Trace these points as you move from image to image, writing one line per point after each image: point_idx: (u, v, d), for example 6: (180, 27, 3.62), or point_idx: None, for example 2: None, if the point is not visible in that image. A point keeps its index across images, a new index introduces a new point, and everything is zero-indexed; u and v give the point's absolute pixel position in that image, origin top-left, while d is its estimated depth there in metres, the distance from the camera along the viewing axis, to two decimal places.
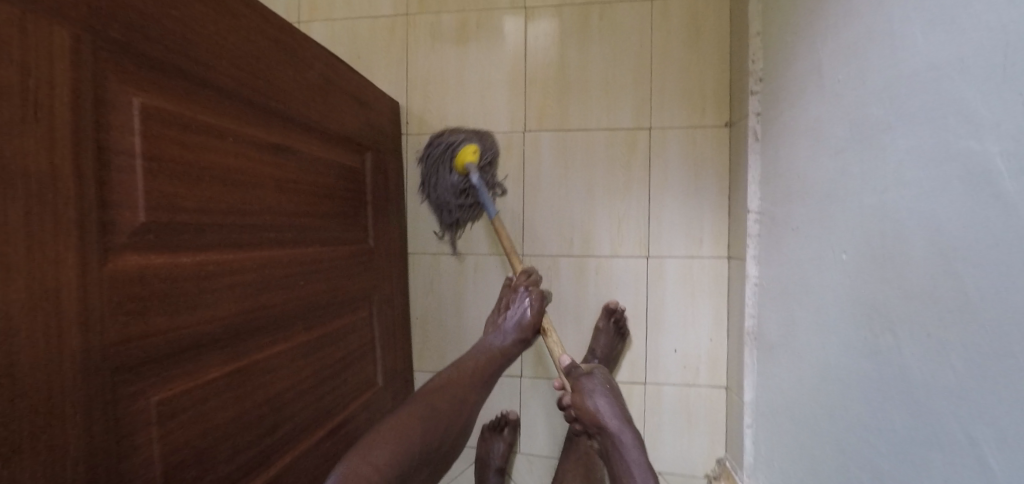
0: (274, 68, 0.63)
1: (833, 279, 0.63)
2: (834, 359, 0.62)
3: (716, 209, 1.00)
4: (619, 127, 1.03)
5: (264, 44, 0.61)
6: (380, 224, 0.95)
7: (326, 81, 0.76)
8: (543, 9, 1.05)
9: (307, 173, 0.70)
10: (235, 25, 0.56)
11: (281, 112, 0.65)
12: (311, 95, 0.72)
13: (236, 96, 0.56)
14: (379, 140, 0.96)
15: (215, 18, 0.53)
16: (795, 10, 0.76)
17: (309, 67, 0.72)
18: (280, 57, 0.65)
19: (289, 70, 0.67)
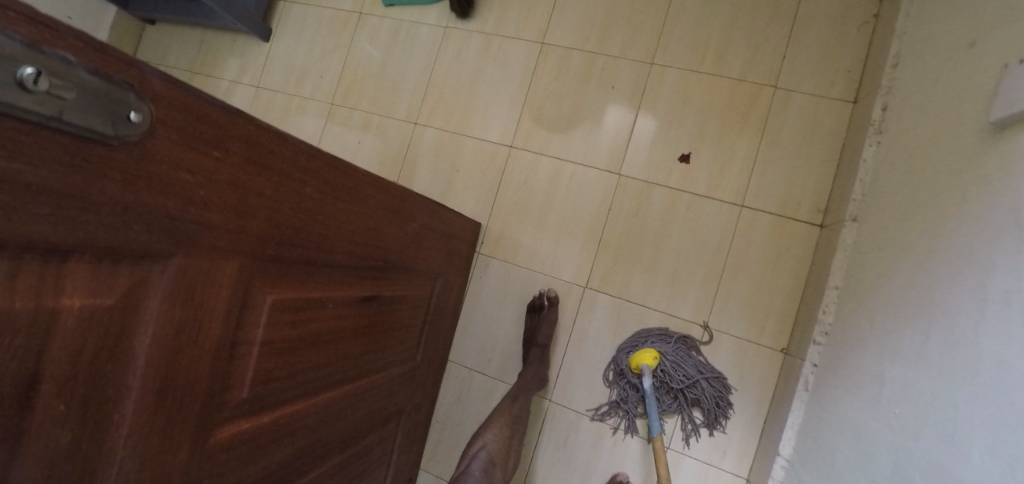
0: (383, 232, 0.73)
1: None
2: None
3: (750, 429, 0.98)
4: (676, 315, 1.04)
5: (382, 215, 0.71)
6: (429, 339, 1.02)
7: (422, 228, 0.85)
8: (634, 180, 1.10)
9: (383, 313, 0.79)
10: (364, 208, 0.66)
11: (378, 267, 0.74)
12: (405, 244, 0.81)
13: (346, 265, 0.65)
14: (452, 263, 1.03)
15: (350, 209, 0.63)
16: (875, 296, 0.76)
17: (411, 221, 0.81)
18: (390, 221, 0.74)
19: (394, 228, 0.76)
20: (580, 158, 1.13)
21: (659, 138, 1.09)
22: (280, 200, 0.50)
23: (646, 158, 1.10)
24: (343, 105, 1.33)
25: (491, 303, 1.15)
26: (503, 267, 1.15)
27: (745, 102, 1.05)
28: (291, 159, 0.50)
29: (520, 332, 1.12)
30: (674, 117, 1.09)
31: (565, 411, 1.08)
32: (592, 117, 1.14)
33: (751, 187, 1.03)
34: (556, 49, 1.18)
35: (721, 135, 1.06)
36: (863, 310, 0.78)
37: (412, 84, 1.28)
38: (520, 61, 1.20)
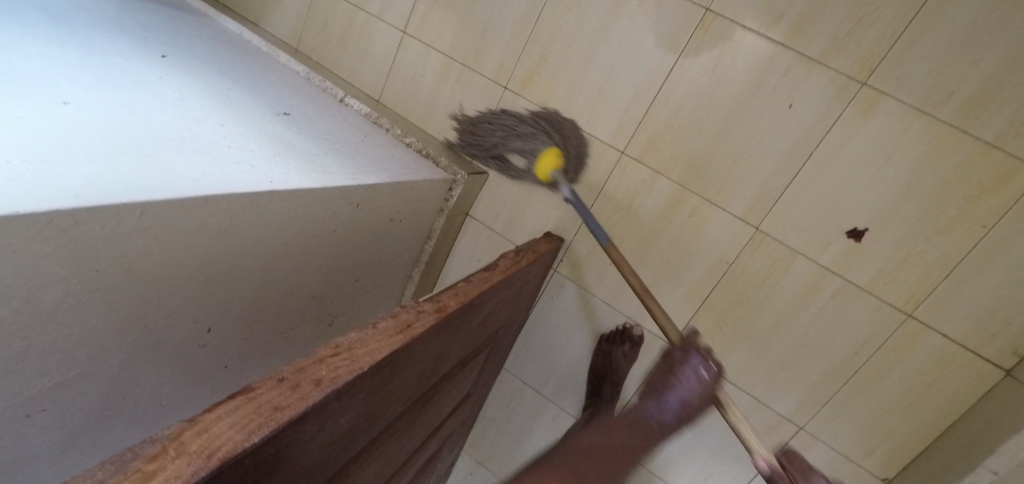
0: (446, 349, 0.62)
1: None
2: None
3: None
4: (768, 405, 0.90)
5: (442, 341, 0.59)
6: (485, 372, 0.93)
7: (490, 308, 0.71)
8: (775, 241, 0.84)
9: (441, 397, 0.73)
10: (419, 356, 0.55)
11: (438, 376, 0.65)
12: (469, 334, 0.69)
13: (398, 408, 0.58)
14: (525, 295, 0.89)
15: (400, 374, 0.52)
16: None
17: (478, 312, 0.67)
18: (450, 336, 0.62)
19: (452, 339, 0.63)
20: (708, 192, 0.86)
21: (830, 194, 0.80)
22: (306, 448, 0.40)
23: (803, 216, 0.82)
24: (418, 39, 1.04)
25: (556, 326, 1.01)
26: (579, 294, 0.97)
27: (981, 178, 0.72)
28: (312, 417, 0.38)
29: (584, 366, 1.00)
30: (864, 171, 0.78)
31: None
32: (744, 140, 0.83)
33: (934, 294, 0.77)
34: (722, 25, 0.82)
35: (922, 215, 0.76)
36: None
37: (508, 30, 0.96)
38: (665, 32, 0.85)
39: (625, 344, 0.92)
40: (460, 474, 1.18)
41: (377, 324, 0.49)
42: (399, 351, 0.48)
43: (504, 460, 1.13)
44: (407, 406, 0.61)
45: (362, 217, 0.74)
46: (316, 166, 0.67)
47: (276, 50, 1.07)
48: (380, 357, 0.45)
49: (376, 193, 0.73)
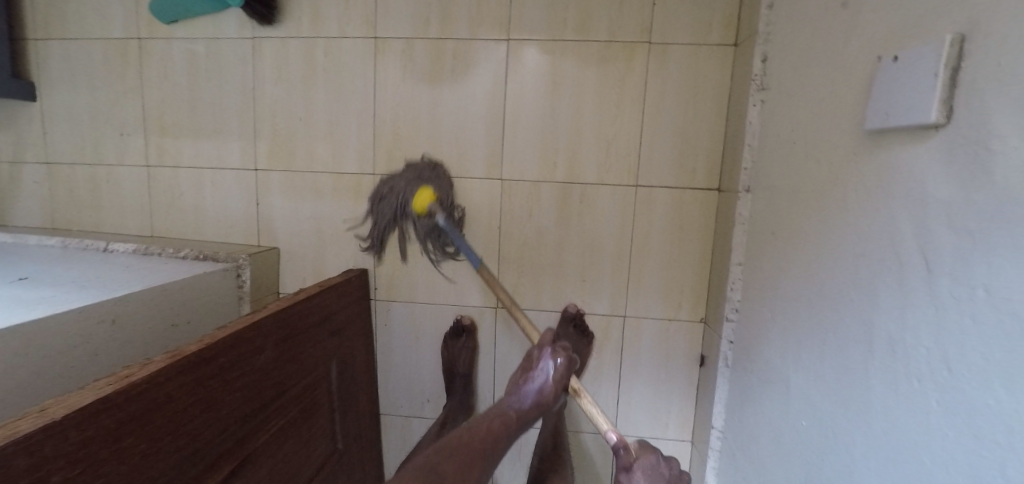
0: (224, 396, 0.62)
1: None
2: (795, 463, 0.65)
3: (686, 398, 1.02)
4: (595, 313, 1.01)
5: (210, 388, 0.59)
6: (346, 419, 0.93)
7: (278, 346, 0.73)
8: (520, 183, 0.98)
9: (274, 452, 0.71)
10: (171, 408, 0.54)
11: (241, 429, 0.64)
12: (266, 375, 0.70)
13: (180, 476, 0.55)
14: (346, 326, 0.93)
15: (144, 430, 0.51)
16: (775, 271, 0.74)
17: (260, 351, 0.69)
18: (226, 378, 0.62)
19: (234, 383, 0.63)
20: (454, 171, 1.00)
21: (537, 128, 0.96)
22: None
23: (527, 154, 0.97)
24: (163, 165, 1.08)
25: (407, 351, 1.06)
26: (407, 308, 1.04)
27: (619, 67, 0.93)
28: None
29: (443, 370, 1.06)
30: (546, 101, 0.95)
31: None
32: (456, 119, 0.98)
33: (643, 164, 0.95)
34: (392, 43, 0.97)
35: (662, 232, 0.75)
36: (767, 284, 0.76)
37: (235, 121, 1.05)
38: (355, 68, 0.99)
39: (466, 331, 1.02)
40: None
41: (85, 386, 0.50)
42: (117, 399, 0.49)
43: None
44: (207, 465, 0.58)
45: (133, 332, 0.76)
46: (54, 303, 0.70)
47: (22, 234, 1.05)
48: (84, 406, 0.46)
49: (136, 304, 0.76)
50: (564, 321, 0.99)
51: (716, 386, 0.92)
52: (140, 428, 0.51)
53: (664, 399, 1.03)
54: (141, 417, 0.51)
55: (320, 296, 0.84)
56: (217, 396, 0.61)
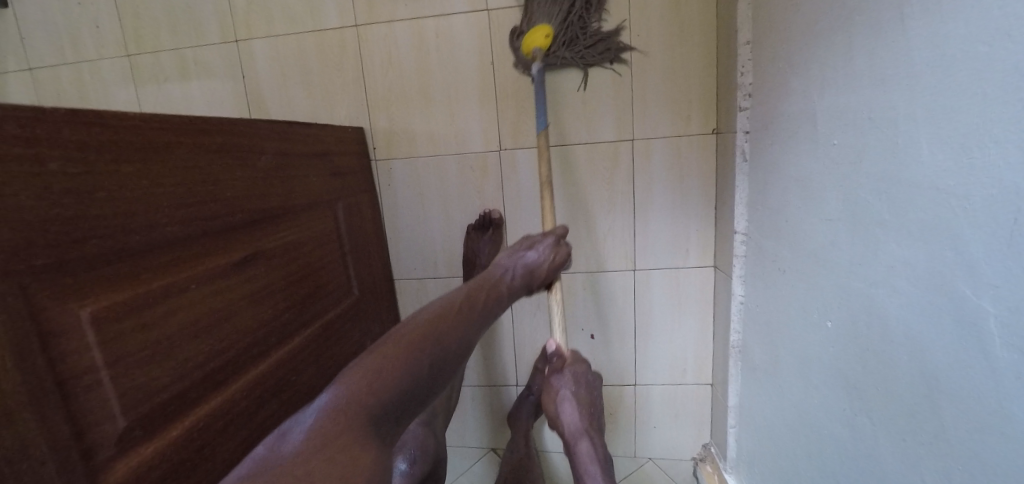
0: (229, 179, 0.59)
1: (815, 235, 0.65)
2: (828, 188, 0.62)
3: (704, 219, 1.00)
4: (601, 141, 0.98)
5: (211, 161, 0.56)
6: (359, 268, 0.92)
7: (279, 158, 0.70)
8: (507, 11, 0.94)
9: (285, 263, 0.69)
10: (174, 160, 0.51)
11: (246, 221, 0.62)
12: (269, 181, 0.67)
13: (188, 236, 0.52)
14: (348, 175, 0.91)
15: (148, 170, 0.47)
16: (788, 16, 0.69)
17: (261, 153, 0.66)
18: (229, 162, 0.59)
19: (237, 171, 0.60)
20: (438, 9, 0.95)
21: None
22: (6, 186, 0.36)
23: None
24: (143, 53, 1.04)
25: (413, 211, 1.05)
26: (408, 164, 1.03)
27: None
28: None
29: (452, 226, 1.05)
30: None
31: None
32: None
33: None
34: None
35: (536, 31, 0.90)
36: (778, 37, 0.72)
37: None
38: None
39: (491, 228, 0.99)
40: None
41: None
42: (112, 122, 0.44)
43: None
44: (214, 238, 0.56)
45: None
46: None
47: None
48: (78, 111, 0.41)
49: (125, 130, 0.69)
50: None
51: (736, 187, 0.90)
52: (143, 167, 0.47)
53: (681, 225, 1.01)
54: (142, 157, 0.47)
55: (317, 130, 0.82)
56: (219, 176, 0.57)
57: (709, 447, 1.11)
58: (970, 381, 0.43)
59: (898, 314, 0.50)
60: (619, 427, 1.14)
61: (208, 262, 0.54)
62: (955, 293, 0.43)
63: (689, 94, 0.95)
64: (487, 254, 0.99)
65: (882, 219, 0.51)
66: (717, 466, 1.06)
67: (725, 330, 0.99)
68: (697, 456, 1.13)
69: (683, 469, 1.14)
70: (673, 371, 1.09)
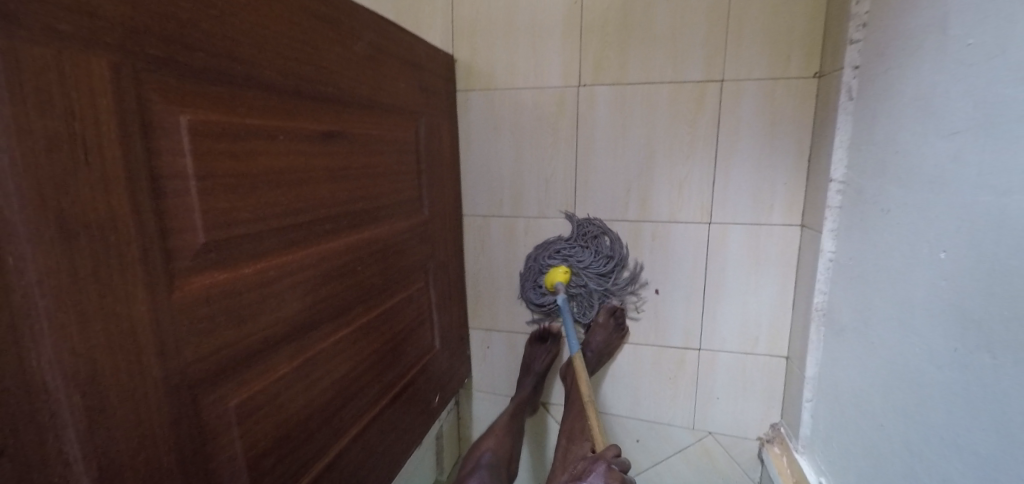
0: (324, 50, 0.59)
1: (931, 159, 0.57)
2: (952, 103, 0.53)
3: (795, 171, 0.90)
4: (685, 81, 0.91)
5: (309, 26, 0.57)
6: (431, 190, 0.91)
7: (375, 52, 0.70)
8: None
9: (363, 153, 0.69)
10: (276, 11, 0.52)
11: (334, 97, 0.62)
12: (362, 69, 0.67)
13: (281, 91, 0.53)
14: (433, 102, 0.90)
15: (254, 9, 0.49)
16: None
17: (357, 40, 0.65)
18: (327, 35, 0.60)
19: (333, 48, 0.61)
20: None
21: None
22: None
23: None
24: None
25: (483, 147, 1.03)
26: (484, 97, 1.00)
27: None
28: None
29: (519, 164, 1.01)
30: None
31: (593, 224, 1.01)
32: None
33: None
34: None
35: None
36: None
37: None
38: None
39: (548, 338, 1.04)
40: (479, 353, 1.13)
41: None
42: None
43: (509, 302, 1.08)
44: (306, 101, 0.57)
45: None
46: None
47: None
48: None
49: None
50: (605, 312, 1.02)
51: (836, 128, 0.80)
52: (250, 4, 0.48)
53: (767, 177, 0.92)
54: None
55: (415, 41, 0.81)
56: (317, 45, 0.58)
57: (778, 427, 1.01)
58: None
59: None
60: (676, 395, 1.07)
61: (296, 123, 0.55)
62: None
63: (794, 30, 0.85)
64: (543, 364, 1.04)
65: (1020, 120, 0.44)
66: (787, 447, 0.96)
67: (808, 294, 0.89)
68: (763, 438, 1.03)
69: (745, 451, 1.05)
70: (743, 339, 1.00)
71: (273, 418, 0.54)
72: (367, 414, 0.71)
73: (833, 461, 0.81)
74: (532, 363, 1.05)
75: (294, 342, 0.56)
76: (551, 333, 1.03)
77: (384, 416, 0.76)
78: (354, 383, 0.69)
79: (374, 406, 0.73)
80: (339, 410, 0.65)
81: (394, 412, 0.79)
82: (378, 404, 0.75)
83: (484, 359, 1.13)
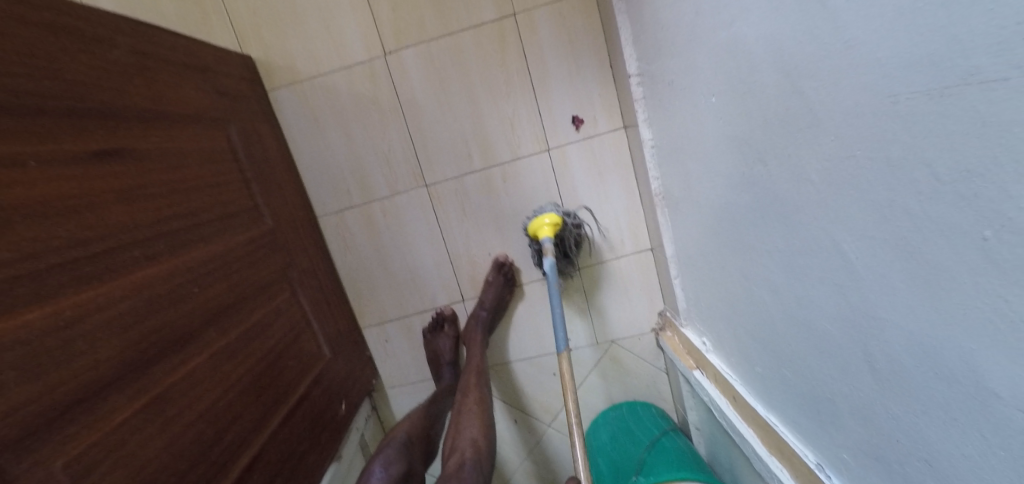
0: (65, 60, 0.52)
1: (688, 20, 0.67)
2: None
3: (603, 82, 1.00)
4: (483, 23, 0.96)
5: (35, 33, 0.49)
6: (268, 194, 0.86)
7: (139, 55, 0.63)
8: None
9: (163, 168, 0.62)
10: None
11: (100, 110, 0.55)
12: (128, 78, 0.60)
13: (17, 108, 0.45)
14: (241, 108, 0.84)
15: None
16: None
17: (111, 45, 0.59)
18: (64, 43, 0.52)
19: (78, 57, 0.54)
20: None
21: None
22: None
23: None
24: None
25: (310, 142, 0.99)
26: (294, 91, 0.96)
27: None
28: None
29: (354, 147, 1.00)
30: None
31: (446, 185, 1.03)
32: None
33: None
34: None
35: None
36: None
37: None
38: None
39: (445, 323, 1.06)
40: (381, 348, 1.10)
41: None
42: None
43: (391, 287, 1.07)
44: (61, 118, 0.49)
45: None
46: None
47: None
48: None
49: None
50: (495, 269, 1.04)
51: (619, 30, 0.90)
52: None
53: (582, 93, 1.01)
54: None
55: (192, 43, 0.75)
56: (53, 54, 0.51)
57: (665, 314, 1.13)
58: (824, 39, 0.43)
59: (757, 33, 0.52)
60: (573, 317, 1.15)
61: (53, 144, 0.48)
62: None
63: None
64: (449, 350, 1.04)
65: None
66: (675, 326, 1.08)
67: (647, 184, 1.01)
68: (656, 327, 1.15)
69: (647, 343, 1.16)
70: (612, 245, 1.10)
71: (128, 467, 0.48)
72: (257, 439, 0.66)
73: (705, 314, 0.93)
74: (439, 354, 1.04)
75: (129, 382, 0.50)
76: (444, 316, 1.05)
77: (281, 435, 0.71)
78: (230, 410, 0.63)
79: (262, 429, 0.68)
80: (219, 439, 0.60)
81: (290, 429, 0.73)
82: (268, 426, 0.69)
83: (388, 354, 1.11)
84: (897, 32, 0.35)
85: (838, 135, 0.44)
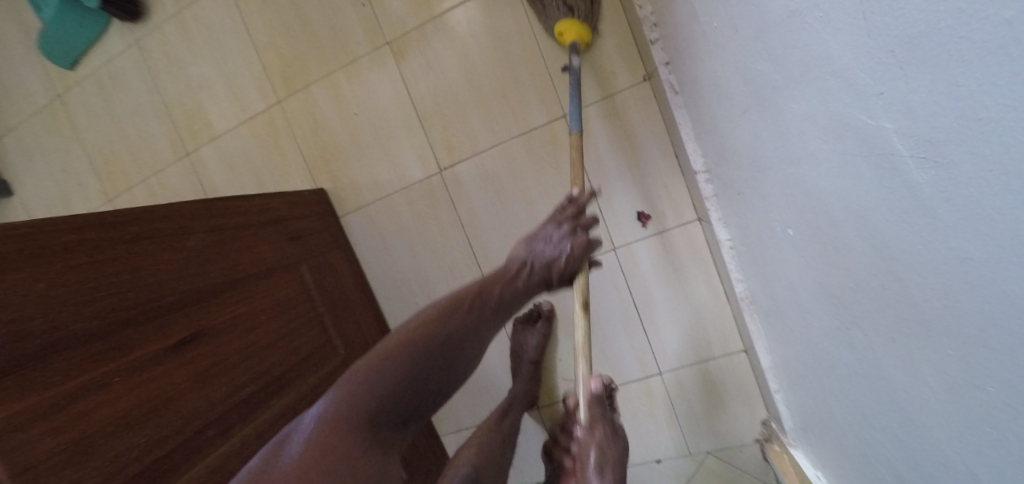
0: (150, 268, 0.60)
1: (749, 138, 0.56)
2: (737, 94, 0.55)
3: (668, 173, 0.91)
4: (534, 129, 0.94)
5: (124, 254, 0.57)
6: (339, 322, 0.91)
7: (216, 233, 0.71)
8: (408, 40, 0.95)
9: (237, 337, 0.68)
10: (77, 261, 0.52)
11: (180, 303, 0.62)
12: (206, 259, 0.68)
13: (105, 332, 0.52)
14: (311, 248, 0.91)
15: (46, 274, 0.49)
16: None
17: (191, 235, 0.67)
18: (149, 252, 0.61)
19: (159, 257, 0.62)
20: (342, 59, 0.97)
21: None
22: None
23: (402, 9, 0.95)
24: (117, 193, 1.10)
25: (379, 259, 1.04)
26: (362, 216, 1.03)
27: None
28: None
29: (419, 261, 1.02)
30: None
31: None
32: (322, 11, 0.97)
33: None
34: None
35: None
36: None
37: (152, 118, 1.07)
38: (221, 17, 1.01)
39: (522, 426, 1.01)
40: None
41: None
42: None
43: (465, 394, 1.05)
44: (144, 324, 0.56)
45: None
46: None
47: None
48: None
49: None
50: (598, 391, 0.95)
51: (679, 125, 0.82)
52: (41, 271, 0.49)
53: (646, 187, 0.93)
54: (40, 262, 0.49)
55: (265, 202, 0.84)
56: (140, 266, 0.59)
57: (769, 424, 0.95)
58: (905, 225, 0.32)
59: (831, 187, 0.41)
60: (659, 425, 1.03)
61: (136, 354, 0.54)
62: (856, 126, 0.34)
63: (607, 52, 0.90)
64: None
65: (772, 97, 0.46)
66: (783, 441, 0.89)
67: (730, 284, 0.89)
68: (761, 436, 0.97)
69: (751, 455, 0.98)
70: (697, 348, 0.98)
71: None
72: None
73: (818, 451, 0.76)
74: None
75: None
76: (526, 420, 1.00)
77: None
78: None
79: None
80: None
81: None
82: None
83: None
84: (982, 259, 0.25)
85: (939, 345, 0.32)
